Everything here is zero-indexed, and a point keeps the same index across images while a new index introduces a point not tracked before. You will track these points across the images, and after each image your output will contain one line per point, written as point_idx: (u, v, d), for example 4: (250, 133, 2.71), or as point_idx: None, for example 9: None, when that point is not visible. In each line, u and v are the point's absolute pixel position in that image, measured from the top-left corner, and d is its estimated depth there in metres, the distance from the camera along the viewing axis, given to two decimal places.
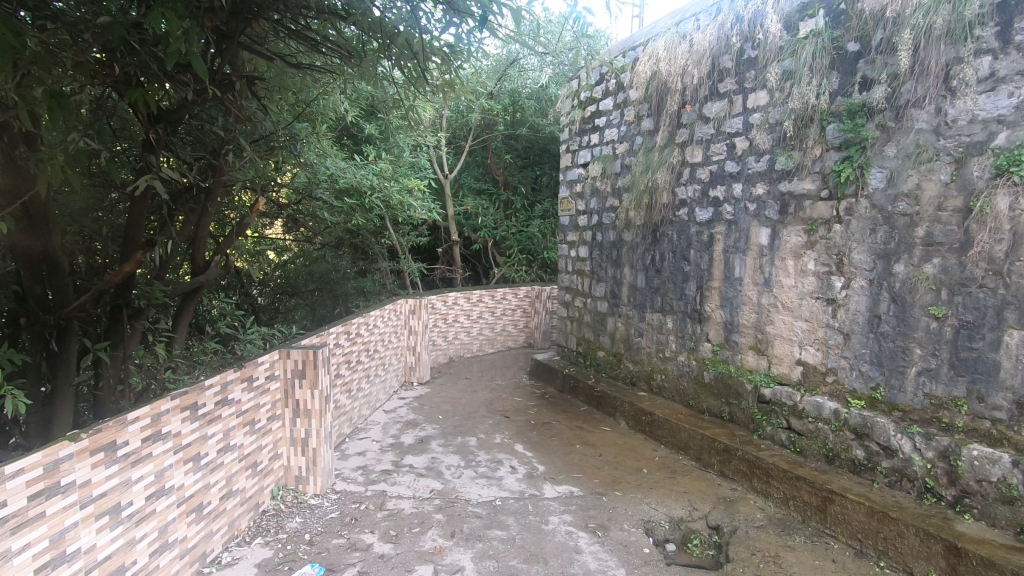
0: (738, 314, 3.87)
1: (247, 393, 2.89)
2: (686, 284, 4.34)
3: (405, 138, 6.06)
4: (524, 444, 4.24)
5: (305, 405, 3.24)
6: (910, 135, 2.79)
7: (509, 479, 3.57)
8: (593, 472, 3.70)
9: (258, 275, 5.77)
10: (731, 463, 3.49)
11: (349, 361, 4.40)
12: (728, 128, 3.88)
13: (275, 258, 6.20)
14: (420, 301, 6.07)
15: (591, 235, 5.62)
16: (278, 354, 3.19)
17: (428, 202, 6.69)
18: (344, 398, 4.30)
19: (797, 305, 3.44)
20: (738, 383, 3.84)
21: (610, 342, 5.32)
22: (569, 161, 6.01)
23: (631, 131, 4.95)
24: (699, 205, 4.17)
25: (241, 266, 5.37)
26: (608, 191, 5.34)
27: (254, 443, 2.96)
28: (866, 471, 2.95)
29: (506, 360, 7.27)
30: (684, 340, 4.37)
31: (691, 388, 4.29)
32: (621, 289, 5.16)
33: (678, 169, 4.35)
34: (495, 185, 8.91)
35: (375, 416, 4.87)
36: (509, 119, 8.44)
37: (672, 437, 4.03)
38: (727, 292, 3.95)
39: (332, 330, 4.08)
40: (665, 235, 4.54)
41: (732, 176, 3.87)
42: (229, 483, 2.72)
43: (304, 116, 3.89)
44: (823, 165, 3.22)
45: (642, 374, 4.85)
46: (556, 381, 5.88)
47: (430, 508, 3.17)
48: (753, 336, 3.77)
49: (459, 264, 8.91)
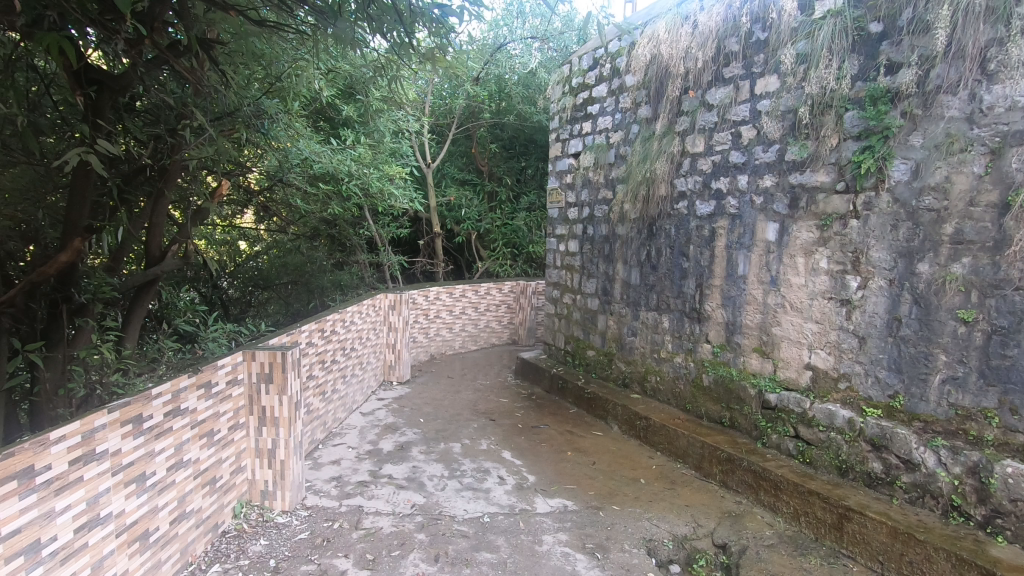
0: (741, 315, 3.65)
1: (205, 401, 2.55)
2: (685, 281, 4.10)
3: (386, 122, 5.62)
4: (512, 451, 3.96)
5: (272, 412, 2.92)
6: (940, 123, 2.58)
7: (497, 491, 3.29)
8: (587, 482, 3.43)
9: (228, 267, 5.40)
10: (735, 474, 3.27)
11: (323, 361, 4.06)
12: (734, 116, 3.66)
13: (247, 248, 6.01)
14: (400, 296, 5.72)
15: (581, 229, 5.35)
16: (243, 355, 2.87)
17: (411, 191, 6.28)
18: (317, 401, 3.97)
19: (808, 306, 3.22)
20: (740, 387, 3.62)
21: (601, 341, 5.08)
22: (559, 150, 5.73)
23: (626, 119, 4.69)
24: (700, 198, 3.94)
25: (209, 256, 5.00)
26: (600, 182, 5.08)
27: (213, 457, 2.63)
28: (884, 486, 2.74)
29: (489, 358, 6.99)
30: (681, 341, 4.15)
31: (688, 392, 4.07)
32: (613, 286, 4.91)
33: (677, 159, 4.10)
34: (480, 176, 8.59)
35: (352, 419, 4.55)
36: (495, 107, 8.13)
37: (669, 444, 3.80)
38: (730, 291, 3.73)
39: (304, 328, 3.74)
40: (661, 230, 4.30)
41: (738, 167, 3.65)
42: (182, 504, 2.38)
43: (272, 90, 3.48)
44: (839, 156, 3.00)
45: (635, 375, 4.62)
46: (543, 381, 5.62)
47: (411, 526, 2.88)
48: (757, 337, 3.55)
49: (441, 256, 8.56)
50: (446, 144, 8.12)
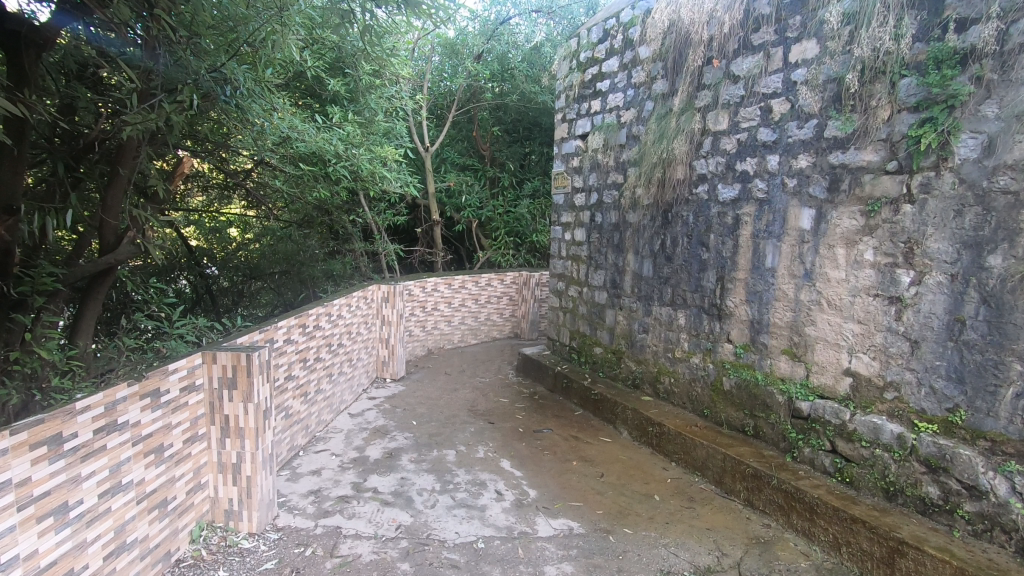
0: (769, 312, 3.27)
1: (150, 413, 2.19)
2: (704, 274, 3.71)
3: (377, 100, 5.20)
4: (512, 460, 3.60)
5: (236, 422, 2.56)
6: (1023, 88, 2.17)
7: (494, 509, 2.92)
8: (594, 499, 3.06)
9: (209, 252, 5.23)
10: (762, 493, 2.90)
11: (305, 360, 3.70)
12: (764, 88, 3.26)
13: (237, 235, 5.78)
14: (394, 287, 5.32)
15: (588, 217, 4.96)
16: (203, 356, 2.51)
17: (407, 175, 5.86)
18: (298, 403, 3.62)
19: (848, 304, 2.83)
20: (766, 393, 3.25)
21: (609, 338, 4.70)
22: (565, 132, 5.31)
23: (640, 95, 4.28)
24: (722, 181, 3.54)
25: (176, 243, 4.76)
26: (609, 165, 4.67)
27: (163, 476, 2.27)
28: (942, 515, 2.36)
29: (490, 353, 6.62)
30: (699, 340, 3.77)
31: (706, 396, 3.70)
32: (623, 278, 4.52)
33: (697, 138, 3.70)
34: (481, 161, 8.17)
35: (339, 422, 4.19)
36: (498, 88, 7.71)
37: (685, 455, 3.43)
38: (756, 285, 3.34)
39: (281, 324, 3.37)
40: (678, 217, 3.90)
41: (767, 146, 3.24)
42: (120, 535, 2.02)
43: (242, 56, 3.04)
44: (891, 131, 2.60)
45: (646, 375, 4.25)
46: (546, 379, 5.25)
47: (394, 553, 2.51)
48: (787, 338, 3.16)
49: (440, 245, 8.16)
50: (445, 127, 7.69)
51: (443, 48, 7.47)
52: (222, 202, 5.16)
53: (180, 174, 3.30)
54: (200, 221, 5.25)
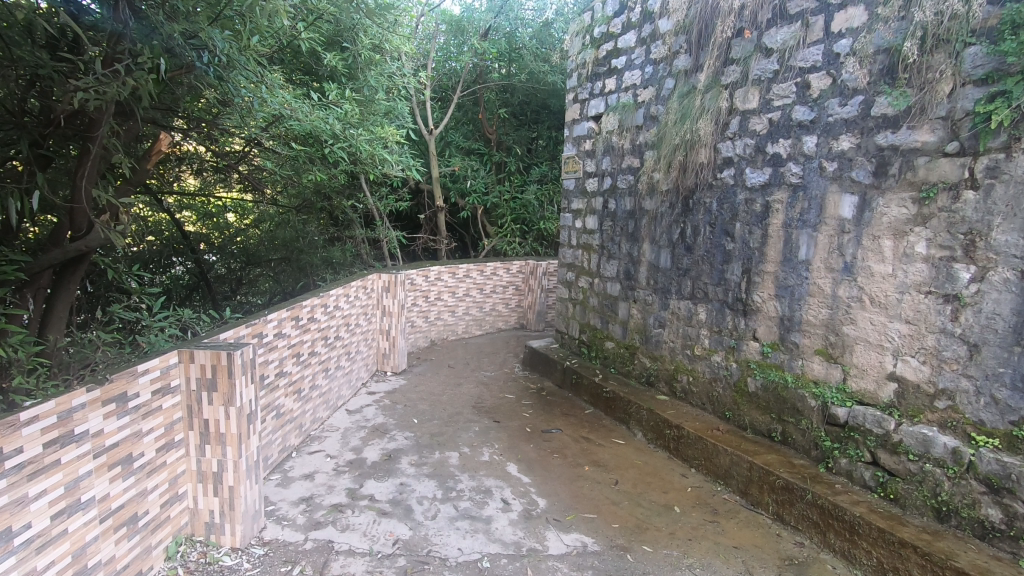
0: (801, 309, 3.00)
1: (116, 420, 1.94)
2: (728, 266, 3.44)
3: (377, 77, 4.88)
4: (519, 463, 3.37)
5: (217, 428, 2.32)
6: None
7: (500, 521, 2.69)
8: (609, 511, 2.82)
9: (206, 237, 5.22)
10: (795, 507, 2.66)
11: (298, 355, 3.45)
12: (801, 62, 2.95)
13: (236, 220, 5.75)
14: (395, 276, 5.05)
15: (601, 204, 4.68)
16: (179, 355, 2.26)
17: (409, 157, 5.55)
18: (290, 401, 3.38)
19: (895, 303, 2.56)
20: (797, 396, 2.99)
21: (622, 332, 4.44)
22: (577, 113, 5.01)
23: (659, 72, 3.98)
24: (751, 165, 3.26)
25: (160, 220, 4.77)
26: (624, 148, 4.38)
27: (133, 489, 2.04)
28: (1004, 541, 2.12)
29: (495, 345, 6.37)
30: (721, 337, 3.51)
31: (728, 397, 3.45)
32: (638, 269, 4.25)
33: (724, 118, 3.40)
34: (488, 145, 7.85)
35: (335, 419, 3.97)
36: (505, 68, 7.38)
37: (706, 461, 3.19)
38: (787, 279, 3.07)
39: (271, 317, 3.11)
40: (699, 204, 3.62)
41: (804, 126, 2.95)
42: (79, 560, 1.79)
43: (223, 21, 2.73)
44: (953, 108, 2.31)
45: (662, 373, 3.99)
46: (554, 374, 5.01)
47: (392, 573, 2.29)
48: (821, 338, 2.89)
49: (444, 232, 7.87)
50: (450, 109, 7.38)
51: (448, 25, 7.15)
52: (213, 186, 5.11)
53: (156, 153, 2.77)
54: (198, 205, 5.25)
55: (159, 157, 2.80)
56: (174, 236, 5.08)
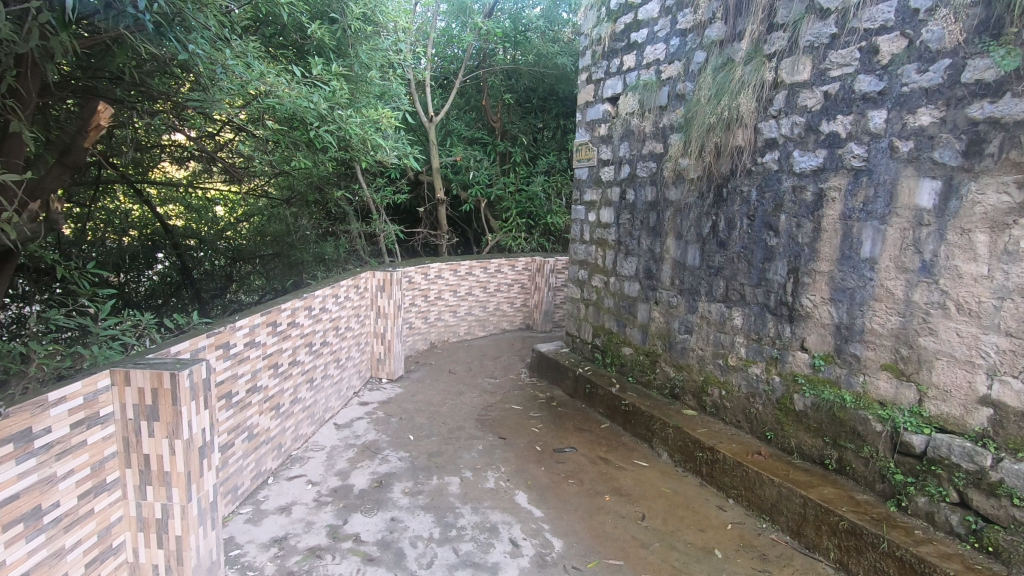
0: (863, 316, 2.54)
1: (15, 465, 1.49)
2: (770, 265, 2.98)
3: (368, 52, 4.39)
4: (529, 492, 2.93)
5: (160, 466, 1.87)
6: None
7: (508, 571, 2.26)
8: (638, 557, 2.38)
9: (190, 229, 5.40)
10: (863, 557, 2.23)
11: (275, 366, 3.01)
12: (868, 22, 2.48)
13: (226, 214, 5.72)
14: (391, 274, 4.59)
15: (618, 194, 4.21)
16: (111, 376, 1.82)
17: (404, 143, 5.01)
18: (266, 419, 2.94)
19: (991, 311, 2.11)
20: (858, 419, 2.55)
21: (641, 337, 3.99)
22: (590, 94, 4.53)
23: (689, 43, 3.52)
24: (801, 147, 2.80)
25: (136, 214, 4.94)
26: (644, 132, 3.91)
27: (42, 550, 1.58)
28: None
29: (500, 348, 5.93)
30: (761, 346, 3.07)
31: (769, 415, 3.00)
32: (660, 267, 3.79)
33: (767, 94, 2.94)
34: (491, 134, 7.37)
35: (321, 436, 3.53)
36: (511, 51, 6.94)
37: (747, 492, 2.75)
38: (845, 280, 2.61)
39: (240, 324, 2.66)
40: (735, 193, 3.16)
41: (870, 100, 2.49)
42: None
43: None
44: None
45: (689, 385, 3.54)
46: (565, 382, 4.55)
47: None
48: (890, 351, 2.44)
49: (445, 226, 7.41)
50: (451, 94, 6.90)
51: (448, 7, 6.66)
52: (203, 178, 5.03)
53: (94, 128, 2.36)
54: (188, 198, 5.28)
55: (100, 132, 2.42)
56: (157, 230, 5.11)
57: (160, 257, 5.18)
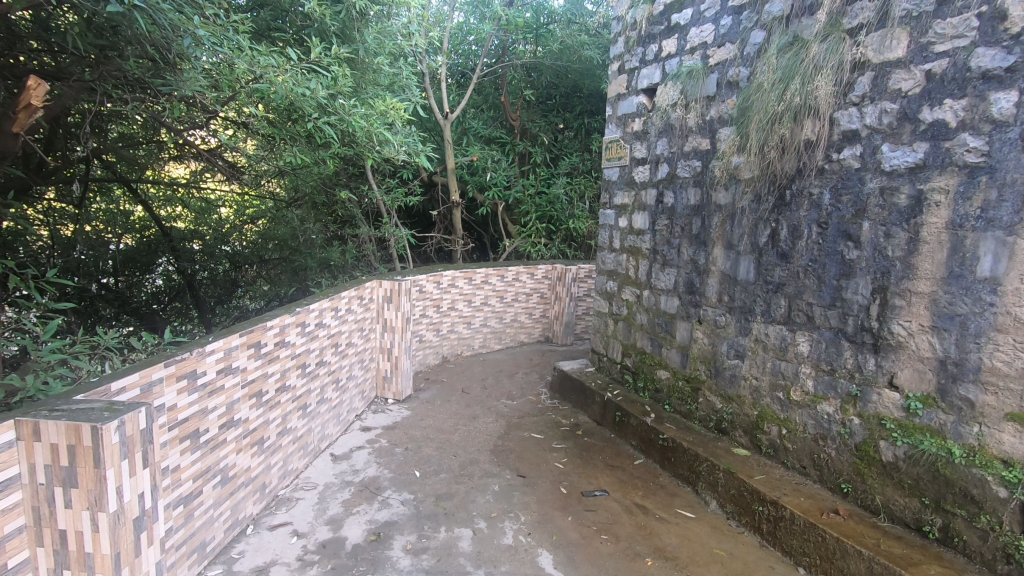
0: (980, 350, 2.03)
1: None
2: (848, 283, 2.47)
3: (375, 37, 3.99)
4: (555, 551, 2.44)
5: (81, 545, 1.43)
6: None
7: None
8: None
9: (193, 231, 5.06)
10: None
11: (257, 394, 2.56)
12: None
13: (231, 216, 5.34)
14: (399, 284, 4.13)
15: (654, 197, 3.72)
16: (16, 429, 1.37)
17: (415, 140, 4.50)
18: (246, 458, 2.49)
19: None
20: (973, 481, 2.03)
21: (681, 360, 3.48)
22: (623, 85, 4.04)
23: (745, 22, 3.02)
24: (892, 139, 2.29)
25: (139, 216, 4.71)
26: (686, 126, 3.42)
27: None
28: None
29: (517, 364, 5.45)
30: (834, 380, 2.55)
31: (846, 463, 2.48)
32: (705, 281, 3.29)
33: (848, 76, 2.43)
34: (510, 134, 6.91)
35: (314, 471, 3.08)
36: (533, 45, 6.49)
37: (824, 562, 2.26)
38: (954, 305, 2.10)
39: (212, 348, 2.22)
40: (802, 196, 2.65)
41: (993, 79, 1.98)
42: None
43: None
44: None
45: (740, 419, 3.03)
46: (592, 407, 4.06)
47: None
48: (1020, 397, 1.94)
49: (460, 230, 6.96)
50: (468, 90, 6.43)
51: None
52: (204, 179, 4.70)
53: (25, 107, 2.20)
54: (189, 199, 4.91)
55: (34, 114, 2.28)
56: (158, 233, 4.86)
57: (160, 259, 4.92)
